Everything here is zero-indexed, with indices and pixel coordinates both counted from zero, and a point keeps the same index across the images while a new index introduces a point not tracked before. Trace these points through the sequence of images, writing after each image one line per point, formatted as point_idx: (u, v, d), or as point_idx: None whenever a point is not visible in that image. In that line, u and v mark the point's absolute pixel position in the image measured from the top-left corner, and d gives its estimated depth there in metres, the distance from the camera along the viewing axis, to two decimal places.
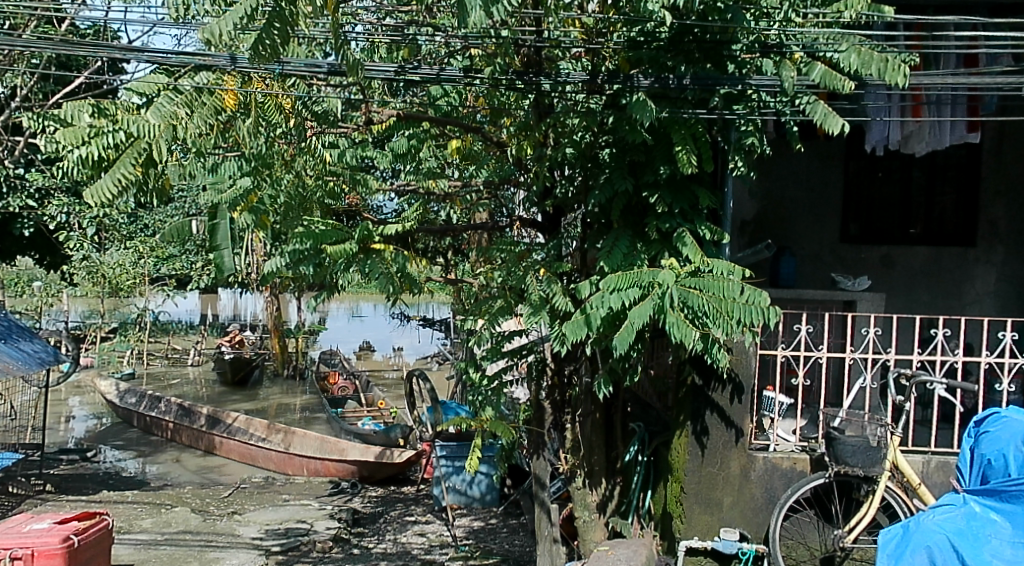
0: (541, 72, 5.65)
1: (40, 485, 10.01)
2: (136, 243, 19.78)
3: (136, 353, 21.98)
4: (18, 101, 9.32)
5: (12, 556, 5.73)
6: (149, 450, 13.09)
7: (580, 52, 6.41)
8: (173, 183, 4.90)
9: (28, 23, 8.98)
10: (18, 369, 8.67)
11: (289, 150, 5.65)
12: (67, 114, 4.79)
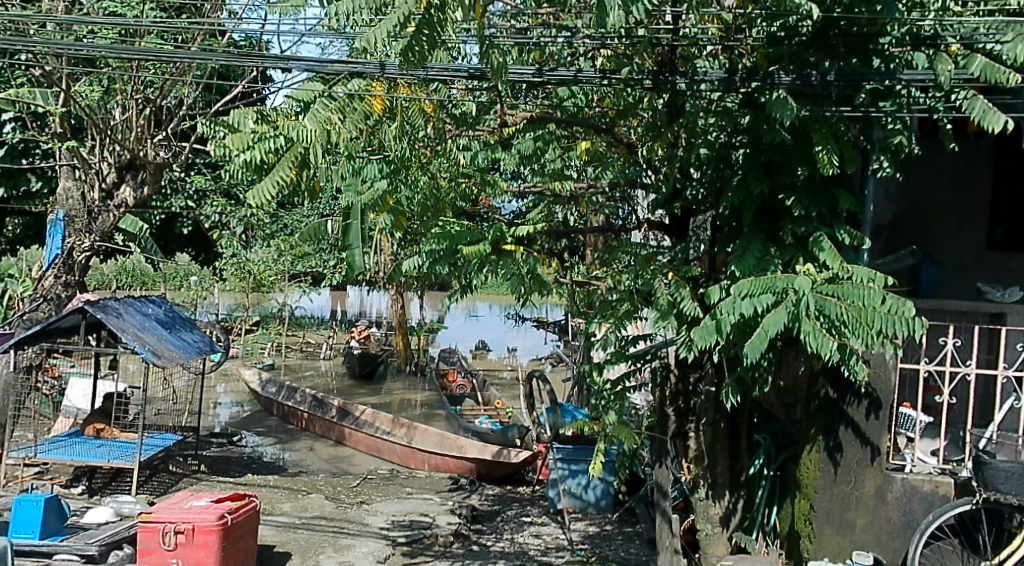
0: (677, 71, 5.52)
1: (194, 465, 10.73)
2: (278, 241, 20.85)
3: (276, 345, 23.16)
4: (184, 110, 10.00)
5: (175, 530, 6.26)
6: (286, 438, 13.78)
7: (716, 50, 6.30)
8: (323, 185, 5.17)
9: (194, 37, 9.68)
10: (180, 357, 9.30)
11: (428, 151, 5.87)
12: (234, 121, 5.20)
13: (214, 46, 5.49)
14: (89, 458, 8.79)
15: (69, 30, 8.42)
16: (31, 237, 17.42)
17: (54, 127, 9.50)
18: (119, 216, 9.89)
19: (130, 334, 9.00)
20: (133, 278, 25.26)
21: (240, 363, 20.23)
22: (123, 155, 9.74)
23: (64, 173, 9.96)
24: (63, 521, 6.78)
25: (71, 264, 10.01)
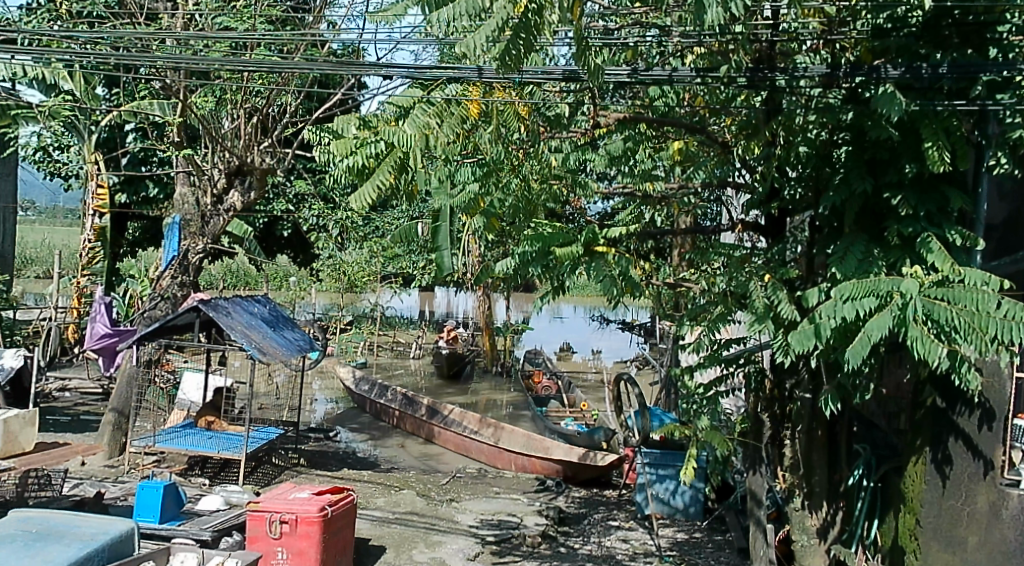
0: (776, 70, 5.54)
1: (295, 458, 11.13)
2: (371, 243, 21.35)
3: (368, 345, 23.73)
4: (287, 119, 10.37)
5: (281, 519, 6.53)
6: (378, 435, 14.11)
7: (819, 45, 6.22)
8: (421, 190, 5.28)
9: (297, 48, 10.03)
10: (283, 355, 9.66)
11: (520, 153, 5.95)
12: (338, 128, 5.45)
13: (320, 57, 5.70)
14: (201, 448, 9.25)
15: (184, 44, 8.89)
16: (149, 240, 18.44)
17: (170, 135, 10.05)
18: (228, 219, 10.38)
19: (238, 332, 9.42)
20: (236, 278, 26.33)
21: (336, 361, 20.83)
22: (232, 161, 10.19)
23: (181, 179, 10.58)
24: (179, 506, 7.20)
25: (187, 265, 10.58)
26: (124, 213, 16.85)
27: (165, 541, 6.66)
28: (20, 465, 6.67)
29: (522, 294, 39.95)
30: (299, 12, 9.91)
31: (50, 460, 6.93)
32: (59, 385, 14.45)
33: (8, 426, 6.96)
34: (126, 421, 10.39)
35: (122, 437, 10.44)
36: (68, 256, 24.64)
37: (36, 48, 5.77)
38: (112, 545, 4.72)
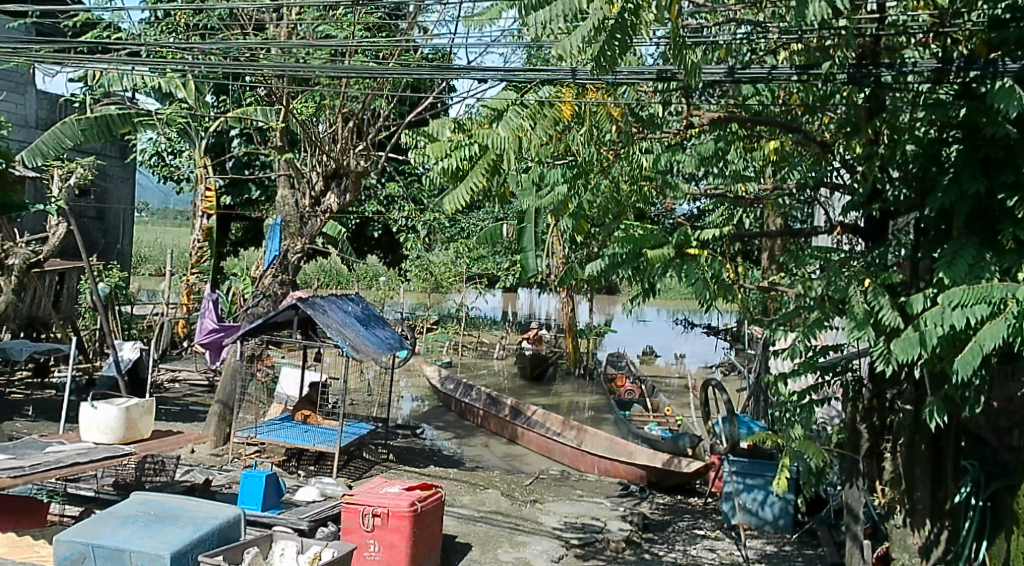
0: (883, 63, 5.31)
1: (384, 454, 11.38)
2: (457, 244, 21.60)
3: (454, 344, 23.98)
4: (381, 123, 10.61)
5: (373, 513, 6.71)
6: (462, 433, 14.26)
7: (926, 37, 6.04)
8: (513, 192, 5.62)
9: (392, 53, 10.26)
10: (373, 353, 9.87)
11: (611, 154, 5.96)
12: (434, 130, 5.68)
13: (416, 62, 5.81)
14: (298, 441, 9.60)
15: (287, 53, 9.23)
16: (249, 241, 19.19)
17: (273, 140, 10.46)
18: (325, 220, 10.72)
19: (334, 329, 9.71)
20: (328, 276, 27.06)
21: (422, 359, 21.12)
22: (330, 164, 10.50)
23: (282, 182, 10.96)
24: (279, 495, 7.53)
25: (286, 264, 10.96)
26: (228, 215, 17.60)
27: (266, 528, 6.95)
28: (142, 451, 6.82)
29: (607, 295, 39.61)
30: (394, 19, 10.15)
31: (167, 446, 7.09)
32: (169, 375, 15.18)
33: (129, 415, 6.96)
34: (230, 412, 10.85)
35: (227, 427, 10.90)
36: (175, 254, 25.88)
37: (162, 62, 6.15)
38: (218, 529, 5.53)
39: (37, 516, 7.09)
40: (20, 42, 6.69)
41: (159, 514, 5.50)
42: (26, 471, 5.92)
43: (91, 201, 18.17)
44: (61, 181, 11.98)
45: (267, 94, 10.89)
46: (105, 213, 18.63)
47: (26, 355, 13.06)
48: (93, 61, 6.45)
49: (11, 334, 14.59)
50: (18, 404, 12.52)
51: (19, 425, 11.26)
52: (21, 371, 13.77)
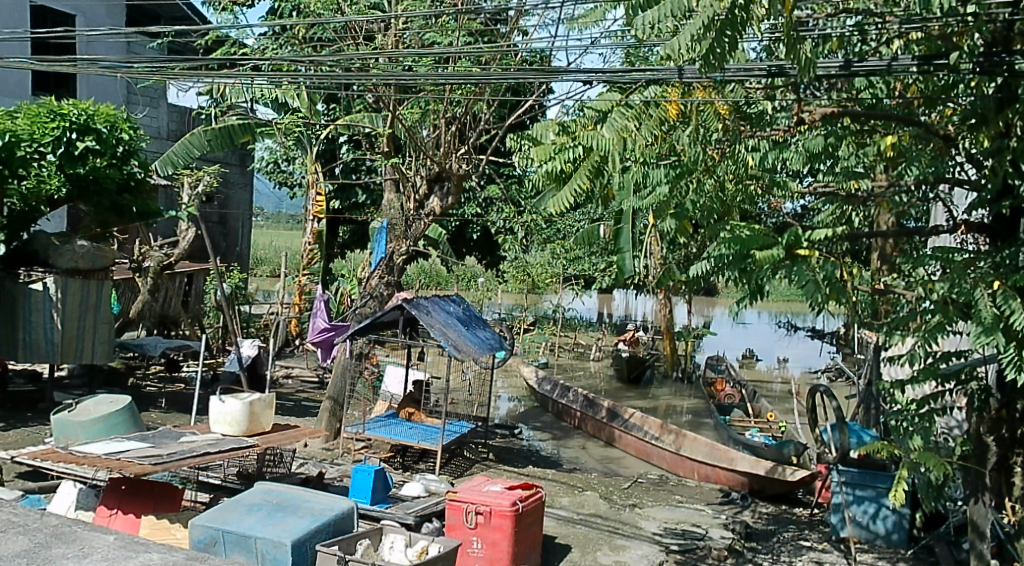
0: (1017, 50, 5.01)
1: (484, 453, 11.50)
2: (554, 245, 21.62)
3: (550, 345, 23.96)
4: (484, 126, 10.75)
5: (476, 510, 6.83)
6: (560, 435, 14.23)
7: None
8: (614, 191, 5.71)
9: (494, 57, 10.39)
10: (475, 353, 10.00)
11: (716, 153, 5.87)
12: (538, 134, 5.99)
13: (523, 67, 5.91)
14: (403, 438, 9.86)
15: (394, 60, 9.50)
16: (354, 243, 19.74)
17: (381, 146, 10.77)
18: (428, 223, 10.92)
19: (437, 329, 9.91)
20: (427, 277, 27.52)
21: (520, 360, 21.22)
22: (433, 168, 10.71)
23: (389, 186, 11.22)
24: (387, 490, 7.75)
25: (392, 265, 11.24)
26: (337, 218, 18.19)
27: (374, 521, 7.21)
28: (264, 444, 7.14)
29: (705, 298, 38.81)
30: (496, 24, 10.31)
31: (286, 439, 7.37)
32: (283, 372, 15.76)
33: (252, 408, 7.37)
34: (340, 407, 11.21)
35: (338, 422, 11.30)
36: (287, 255, 26.91)
37: (285, 75, 6.44)
38: (335, 519, 5.75)
39: (166, 504, 7.29)
40: (158, 60, 7.14)
41: (280, 504, 5.76)
42: (163, 458, 6.35)
43: (215, 207, 19.16)
44: (191, 188, 12.67)
45: (375, 101, 11.23)
46: (227, 218, 19.58)
47: (158, 350, 13.85)
48: (223, 76, 6.83)
49: (144, 331, 15.54)
50: (150, 395, 13.29)
51: (152, 416, 11.95)
52: (152, 365, 14.61)
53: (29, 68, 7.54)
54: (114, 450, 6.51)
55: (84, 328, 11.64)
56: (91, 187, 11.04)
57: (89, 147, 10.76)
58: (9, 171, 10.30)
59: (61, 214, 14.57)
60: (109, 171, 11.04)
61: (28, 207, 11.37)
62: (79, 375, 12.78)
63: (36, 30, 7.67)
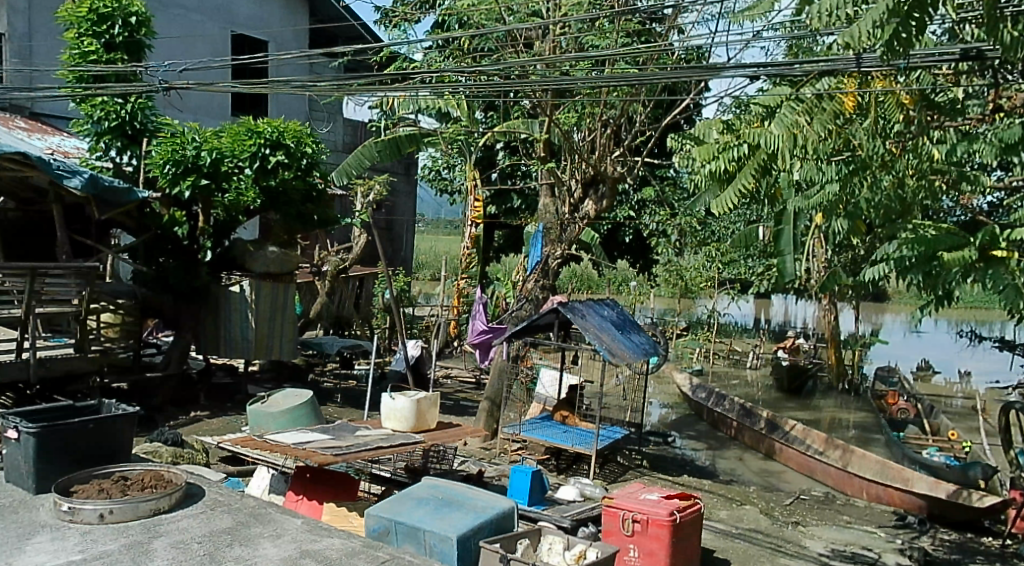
0: None
1: (638, 459, 11.39)
2: (709, 248, 21.06)
3: (705, 351, 23.33)
4: (640, 126, 10.65)
5: (633, 518, 6.80)
6: (716, 444, 13.80)
7: None
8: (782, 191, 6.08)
9: (651, 57, 10.32)
10: (630, 357, 9.91)
11: (897, 146, 5.73)
12: (702, 133, 6.64)
13: (687, 65, 5.84)
14: (559, 441, 9.94)
15: (552, 66, 9.64)
16: (508, 248, 20.03)
17: (537, 151, 10.95)
18: (583, 226, 10.82)
19: (592, 332, 9.99)
20: (578, 281, 27.47)
21: (673, 367, 20.79)
22: (588, 171, 10.75)
23: (544, 191, 11.32)
24: (543, 492, 7.87)
25: (547, 270, 11.32)
26: (493, 223, 18.58)
27: (532, 522, 7.32)
28: (429, 441, 7.39)
29: (873, 304, 36.62)
30: (652, 24, 10.23)
31: (450, 437, 7.59)
32: (442, 373, 16.21)
33: (418, 406, 7.65)
34: (498, 408, 11.45)
35: (495, 423, 11.58)
36: (445, 258, 27.73)
37: (449, 86, 6.70)
38: (495, 518, 5.86)
39: (345, 492, 7.63)
40: (338, 78, 7.67)
41: (447, 499, 5.96)
42: (343, 450, 6.76)
43: (382, 213, 20.08)
44: (363, 196, 14.02)
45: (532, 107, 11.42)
46: (391, 223, 20.44)
47: (332, 349, 14.67)
48: (394, 88, 7.22)
49: (321, 330, 16.53)
50: (327, 390, 14.08)
51: (329, 410, 12.68)
52: (329, 363, 15.47)
53: (226, 89, 8.31)
54: (301, 440, 7.02)
55: (274, 329, 12.57)
56: (279, 198, 11.71)
57: (278, 161, 11.54)
58: (215, 184, 11.32)
59: (253, 223, 15.74)
60: (293, 183, 11.68)
61: (230, 218, 12.13)
62: (269, 369, 13.81)
63: (232, 57, 8.46)
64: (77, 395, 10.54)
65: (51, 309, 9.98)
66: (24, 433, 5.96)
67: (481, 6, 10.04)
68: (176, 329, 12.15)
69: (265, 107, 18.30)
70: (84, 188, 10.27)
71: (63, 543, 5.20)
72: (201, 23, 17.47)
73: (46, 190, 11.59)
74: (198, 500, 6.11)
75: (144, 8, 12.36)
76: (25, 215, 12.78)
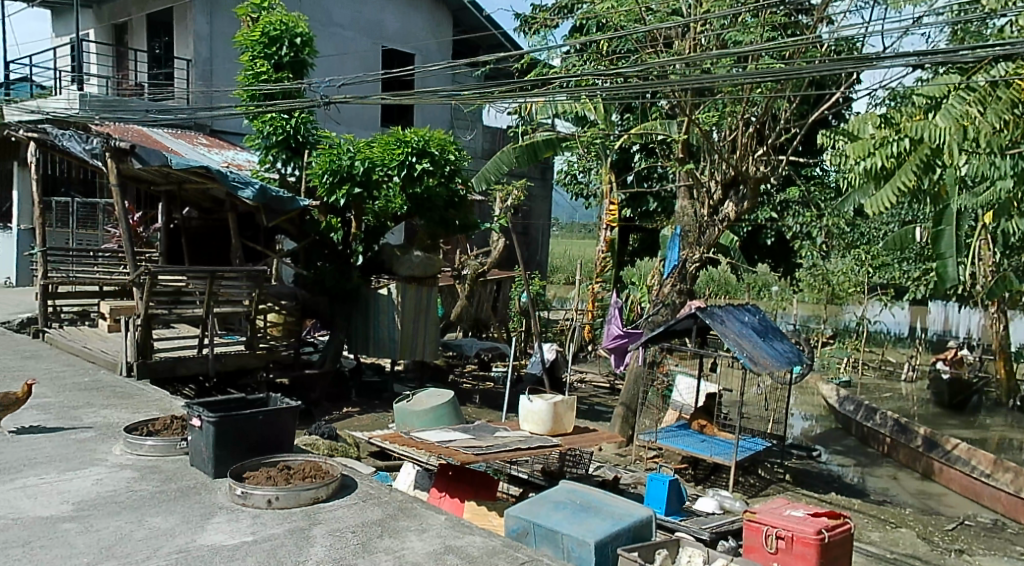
0: None
1: (780, 473, 10.97)
2: (858, 251, 20.03)
3: (854, 361, 22.15)
4: (783, 124, 10.21)
5: (777, 534, 6.56)
6: (866, 461, 13.07)
7: None
8: (947, 189, 7.11)
9: (797, 51, 9.98)
10: (771, 366, 9.54)
11: None
12: (857, 127, 7.44)
13: (839, 58, 5.63)
14: (696, 450, 9.71)
15: (692, 64, 9.51)
16: (644, 252, 19.80)
17: (675, 152, 10.75)
18: (723, 229, 10.66)
19: (731, 339, 9.71)
20: (718, 286, 26.77)
21: (818, 378, 19.87)
22: (728, 172, 10.49)
23: (682, 193, 11.14)
24: (682, 502, 7.79)
25: (685, 274, 11.11)
26: (628, 226, 18.46)
27: (669, 532, 7.23)
28: (566, 444, 7.40)
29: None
30: (799, 16, 9.90)
31: (588, 442, 7.56)
32: (577, 378, 16.19)
33: (556, 409, 7.67)
34: (633, 414, 11.37)
35: (630, 429, 11.50)
36: (580, 263, 27.70)
37: (588, 89, 6.72)
38: (633, 526, 5.72)
39: (485, 491, 7.79)
40: (481, 87, 7.82)
41: (584, 504, 5.94)
42: (484, 450, 6.90)
43: (520, 217, 20.35)
44: (501, 202, 14.24)
45: (671, 108, 11.29)
46: (528, 228, 20.68)
47: (471, 351, 14.98)
48: (533, 94, 7.29)
49: (460, 332, 16.87)
50: (466, 391, 14.38)
51: (468, 411, 12.95)
52: (467, 364, 15.78)
53: (376, 100, 8.63)
54: (444, 438, 7.20)
55: (417, 330, 12.97)
56: (423, 204, 11.98)
57: (424, 169, 11.75)
58: (366, 192, 11.82)
59: (398, 228, 16.38)
60: (437, 189, 11.89)
61: (378, 223, 12.46)
62: (413, 369, 14.27)
63: (382, 70, 8.72)
64: (246, 389, 11.29)
65: (226, 309, 10.67)
66: (205, 422, 6.41)
67: (622, 8, 10.00)
68: (331, 328, 12.77)
69: (411, 118, 18.96)
70: (255, 198, 10.90)
71: (237, 525, 5.62)
72: (355, 40, 18.33)
73: (222, 199, 12.51)
74: (352, 491, 6.38)
75: (309, 29, 13.00)
76: (204, 223, 13.80)
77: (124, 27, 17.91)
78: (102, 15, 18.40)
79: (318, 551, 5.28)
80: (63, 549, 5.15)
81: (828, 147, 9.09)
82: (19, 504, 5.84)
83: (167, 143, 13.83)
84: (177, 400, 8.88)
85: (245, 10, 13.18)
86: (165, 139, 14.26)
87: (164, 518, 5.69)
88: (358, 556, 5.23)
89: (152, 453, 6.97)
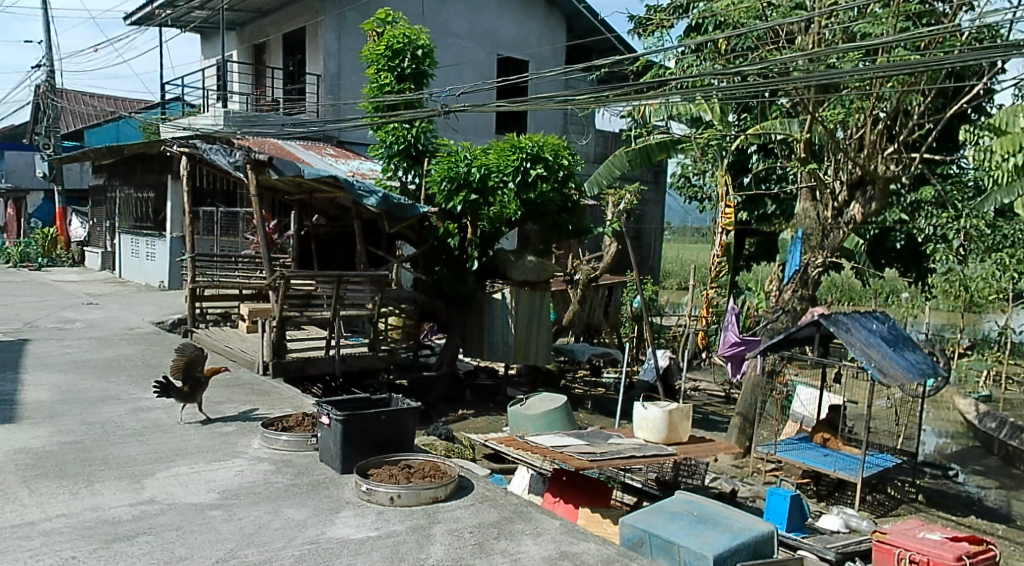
0: None
1: (912, 492, 10.37)
2: None
3: (994, 375, 20.66)
4: (915, 120, 9.67)
5: (910, 558, 6.23)
6: (1009, 483, 12.15)
7: None
8: None
9: (933, 42, 9.43)
10: (903, 377, 9.04)
11: None
12: (1005, 121, 7.09)
13: (983, 47, 5.31)
14: (818, 464, 9.32)
15: (816, 59, 9.14)
16: (763, 257, 19.20)
17: (796, 152, 10.35)
18: (848, 232, 10.22)
19: (858, 348, 9.26)
20: (843, 293, 25.58)
21: (955, 392, 18.63)
22: (855, 172, 10.03)
23: (805, 195, 10.77)
24: (804, 518, 7.51)
25: (807, 279, 10.66)
26: (745, 230, 17.94)
27: (791, 550, 6.94)
28: (681, 453, 7.25)
29: None
30: (934, 5, 9.35)
31: (704, 452, 7.39)
32: (693, 386, 15.83)
33: (670, 417, 7.55)
34: (750, 425, 11.04)
35: (747, 440, 11.18)
36: (695, 268, 27.07)
37: (703, 90, 6.55)
38: (754, 540, 5.51)
39: (600, 498, 7.72)
40: (596, 91, 7.75)
41: (702, 517, 5.78)
42: (598, 456, 6.85)
43: (633, 222, 20.16)
44: (615, 206, 14.10)
45: (792, 107, 10.91)
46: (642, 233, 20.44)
47: (585, 356, 14.91)
48: (648, 96, 7.19)
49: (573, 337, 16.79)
50: (580, 397, 14.33)
51: (582, 416, 12.89)
52: (581, 370, 15.72)
53: (492, 108, 8.74)
54: (558, 443, 7.20)
55: (531, 335, 12.99)
56: (536, 209, 12.04)
57: (538, 174, 11.86)
58: (482, 198, 12.00)
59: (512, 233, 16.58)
60: (549, 195, 11.95)
61: (493, 228, 12.61)
62: (527, 374, 14.33)
63: (499, 76, 8.77)
64: (369, 389, 11.66)
65: (351, 312, 11.05)
66: (334, 420, 6.66)
67: (741, 5, 9.73)
68: (448, 332, 13.01)
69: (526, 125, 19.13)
70: (378, 205, 11.25)
71: (363, 520, 5.79)
72: (473, 49, 18.66)
73: (348, 207, 12.98)
74: (470, 492, 6.46)
75: (429, 40, 13.30)
76: (332, 230, 14.35)
77: (263, 47, 18.92)
78: (243, 36, 19.50)
79: (438, 549, 5.37)
80: (209, 535, 5.45)
81: (970, 144, 8.54)
82: (172, 491, 6.22)
83: (299, 154, 14.49)
84: (308, 398, 9.26)
85: (372, 24, 13.58)
86: (298, 151, 14.94)
87: (298, 510, 5.92)
88: (476, 557, 5.29)
89: (286, 448, 7.28)
